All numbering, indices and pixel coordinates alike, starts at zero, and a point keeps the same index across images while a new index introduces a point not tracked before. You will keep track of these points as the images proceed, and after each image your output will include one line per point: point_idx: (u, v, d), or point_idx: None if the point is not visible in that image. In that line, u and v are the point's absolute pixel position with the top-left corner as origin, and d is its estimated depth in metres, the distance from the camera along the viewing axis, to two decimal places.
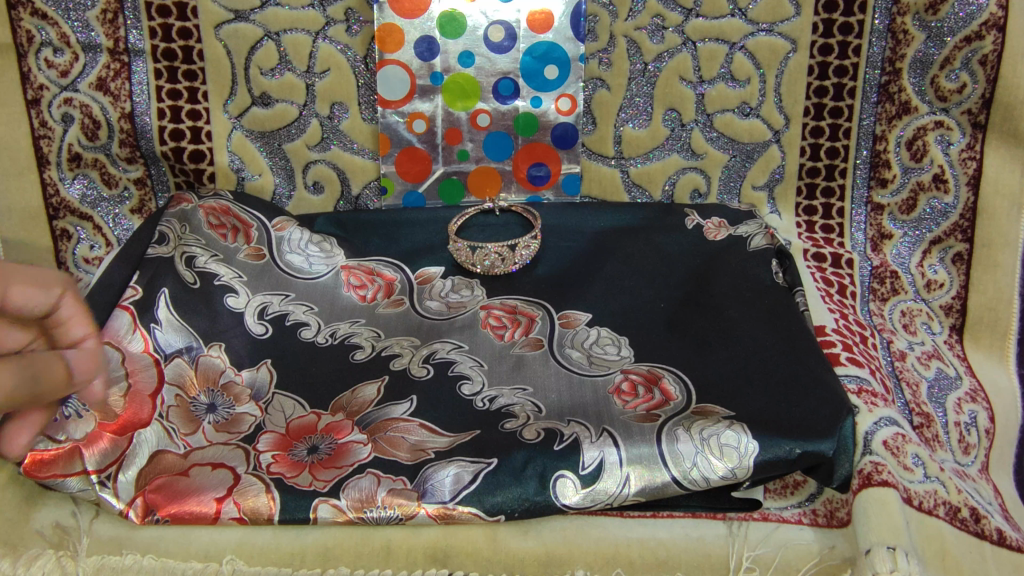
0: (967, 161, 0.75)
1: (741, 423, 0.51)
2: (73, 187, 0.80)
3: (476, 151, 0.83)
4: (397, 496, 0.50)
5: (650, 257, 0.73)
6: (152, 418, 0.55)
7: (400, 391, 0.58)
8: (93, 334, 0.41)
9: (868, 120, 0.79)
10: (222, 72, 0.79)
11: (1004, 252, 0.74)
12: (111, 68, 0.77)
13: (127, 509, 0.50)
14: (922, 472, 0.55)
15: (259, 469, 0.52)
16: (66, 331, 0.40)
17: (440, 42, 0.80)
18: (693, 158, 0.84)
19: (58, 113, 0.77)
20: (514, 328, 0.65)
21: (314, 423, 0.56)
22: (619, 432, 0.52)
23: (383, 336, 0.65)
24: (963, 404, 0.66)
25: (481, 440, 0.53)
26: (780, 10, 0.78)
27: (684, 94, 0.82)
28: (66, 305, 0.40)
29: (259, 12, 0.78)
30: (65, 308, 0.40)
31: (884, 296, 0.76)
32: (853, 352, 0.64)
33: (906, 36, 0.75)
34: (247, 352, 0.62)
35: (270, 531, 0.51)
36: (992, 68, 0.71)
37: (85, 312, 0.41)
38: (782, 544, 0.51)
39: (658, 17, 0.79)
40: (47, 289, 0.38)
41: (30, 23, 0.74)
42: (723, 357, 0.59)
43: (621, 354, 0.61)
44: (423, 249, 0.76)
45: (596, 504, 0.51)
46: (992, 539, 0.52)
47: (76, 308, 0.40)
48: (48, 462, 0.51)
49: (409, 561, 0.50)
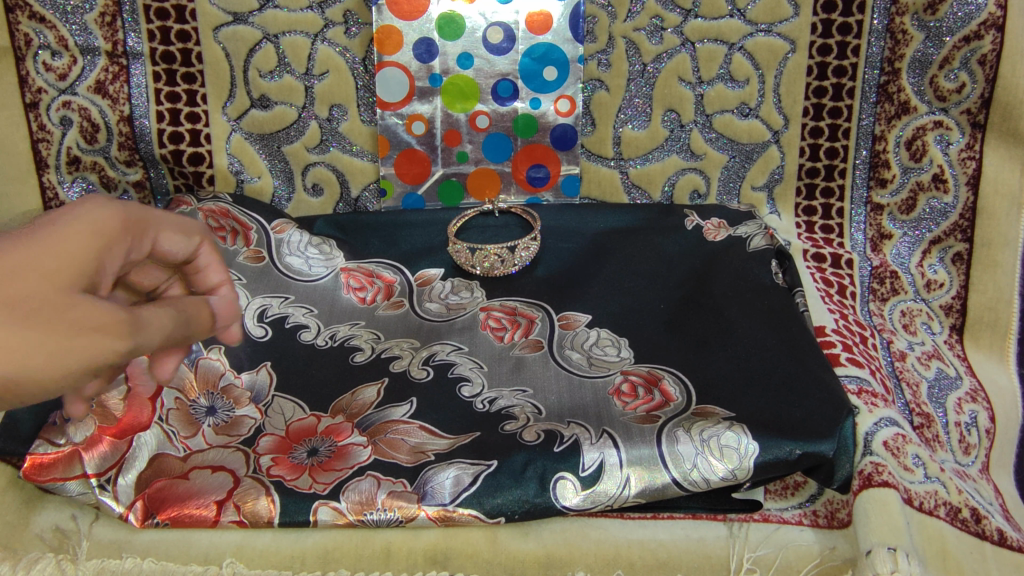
0: (967, 161, 0.74)
1: (741, 424, 0.51)
2: (72, 190, 0.80)
3: (475, 153, 0.83)
4: (397, 499, 0.50)
5: (649, 258, 0.73)
6: (152, 421, 0.54)
7: (399, 393, 0.58)
8: (229, 281, 0.42)
9: (867, 120, 0.79)
10: (221, 75, 0.79)
11: (1004, 251, 0.74)
12: (109, 71, 0.77)
13: (126, 512, 0.50)
14: (922, 472, 0.55)
15: (258, 472, 0.52)
16: (204, 277, 0.41)
17: (438, 43, 0.80)
18: (692, 159, 0.84)
19: (57, 117, 0.77)
20: (513, 329, 0.65)
21: (314, 426, 0.55)
22: (619, 433, 0.52)
23: (382, 339, 0.65)
24: (963, 404, 0.66)
25: (481, 441, 0.53)
26: (778, 11, 0.78)
27: (683, 94, 0.82)
28: (204, 255, 0.40)
29: (258, 14, 0.78)
30: (204, 257, 0.40)
31: (883, 296, 0.76)
32: (853, 353, 0.64)
33: (905, 36, 0.75)
34: (246, 354, 0.62)
35: (270, 533, 0.51)
36: (992, 67, 0.71)
37: (221, 261, 0.41)
38: (782, 545, 0.51)
39: (656, 18, 0.79)
40: (190, 238, 0.39)
41: (28, 26, 0.74)
42: (723, 358, 0.58)
43: (620, 355, 0.61)
44: (423, 251, 0.76)
45: (597, 505, 0.51)
46: (992, 539, 0.52)
47: (213, 256, 0.40)
48: (48, 465, 0.52)
49: (409, 564, 0.50)
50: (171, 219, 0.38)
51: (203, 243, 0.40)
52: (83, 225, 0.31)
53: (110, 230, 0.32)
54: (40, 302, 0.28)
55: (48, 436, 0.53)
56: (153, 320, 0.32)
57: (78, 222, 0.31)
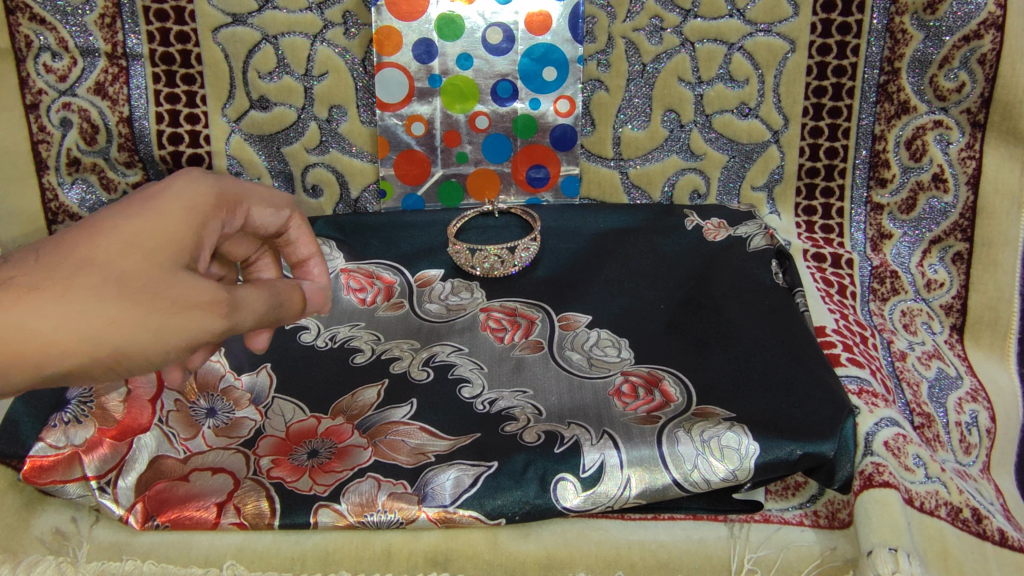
0: (967, 160, 0.74)
1: (742, 425, 0.51)
2: (72, 192, 0.79)
3: (475, 154, 0.83)
4: (398, 500, 0.50)
5: (650, 258, 0.73)
6: (152, 423, 0.55)
7: (399, 395, 0.58)
8: (314, 255, 0.53)
9: (867, 120, 0.79)
10: (220, 76, 0.79)
11: (1004, 251, 0.74)
12: (109, 72, 0.77)
13: (127, 514, 0.50)
14: (923, 472, 0.55)
15: (259, 474, 0.52)
16: (295, 250, 0.52)
17: (437, 44, 0.79)
18: (692, 159, 0.84)
19: (57, 118, 0.77)
20: (513, 330, 0.65)
21: (314, 427, 0.55)
22: (619, 434, 0.52)
23: (383, 340, 0.65)
24: (964, 404, 0.66)
25: (481, 442, 0.53)
26: (777, 11, 0.78)
27: (682, 94, 0.82)
28: (294, 228, 0.51)
29: (257, 15, 0.78)
30: (294, 231, 0.51)
31: (884, 295, 0.76)
32: (853, 353, 0.64)
33: (904, 35, 0.75)
34: (246, 356, 0.62)
35: (270, 536, 0.51)
36: (991, 67, 0.71)
37: (309, 235, 0.52)
38: (783, 545, 0.52)
39: (656, 18, 0.79)
40: (279, 213, 0.49)
41: (28, 28, 0.74)
42: (723, 359, 0.58)
43: (620, 356, 0.61)
44: (423, 252, 0.76)
45: (597, 507, 0.50)
46: (993, 539, 0.52)
47: (302, 230, 0.51)
48: (48, 467, 0.52)
49: (410, 565, 0.50)
50: (265, 197, 0.48)
51: (293, 219, 0.51)
52: (185, 203, 0.39)
53: (207, 206, 0.40)
54: (145, 279, 0.35)
55: (48, 438, 0.53)
56: (247, 300, 0.40)
57: (180, 199, 0.39)
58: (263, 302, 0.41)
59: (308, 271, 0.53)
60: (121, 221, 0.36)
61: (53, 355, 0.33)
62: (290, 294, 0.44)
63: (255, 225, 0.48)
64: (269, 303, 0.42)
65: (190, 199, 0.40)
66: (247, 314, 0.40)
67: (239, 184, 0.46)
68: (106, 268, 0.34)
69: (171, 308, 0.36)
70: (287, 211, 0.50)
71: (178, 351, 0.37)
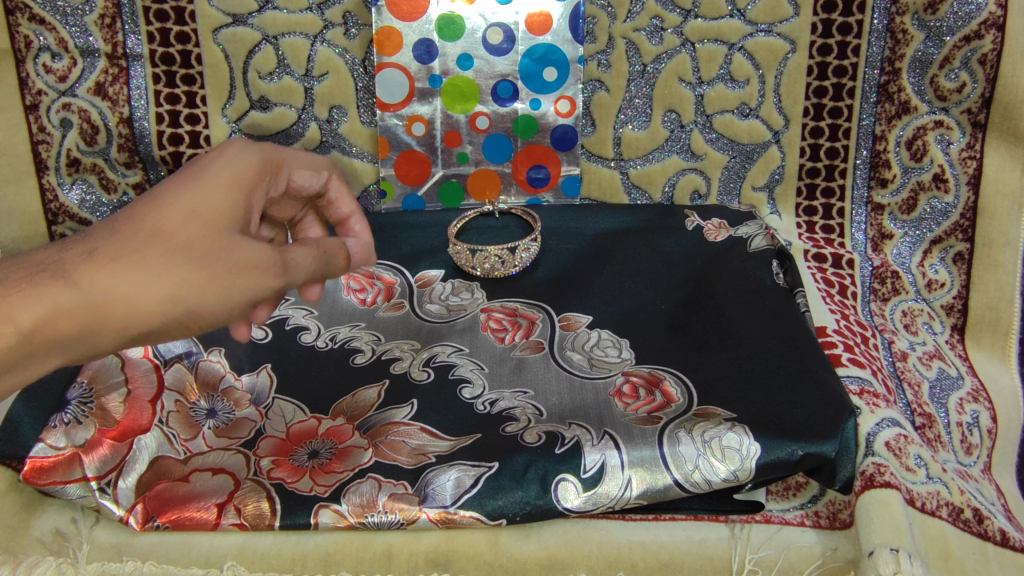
0: (968, 160, 0.74)
1: (743, 425, 0.51)
2: (72, 192, 0.79)
3: (476, 154, 0.83)
4: (398, 501, 0.50)
5: (650, 258, 0.73)
6: (152, 424, 0.55)
7: (400, 396, 0.58)
8: (354, 211, 0.56)
9: (867, 120, 0.79)
10: (221, 77, 0.79)
11: (1005, 251, 0.74)
12: (109, 73, 0.77)
13: (127, 515, 0.50)
14: (925, 473, 0.55)
15: (259, 474, 0.52)
16: (336, 208, 0.55)
17: (438, 45, 0.79)
18: (693, 159, 0.84)
19: (57, 118, 0.77)
20: (514, 331, 0.65)
21: (314, 428, 0.55)
22: (620, 435, 0.52)
23: (383, 340, 0.64)
24: (965, 404, 0.66)
25: (482, 443, 0.53)
26: (778, 11, 0.78)
27: (683, 95, 0.82)
28: (334, 186, 0.54)
29: (257, 15, 0.78)
30: (334, 189, 0.55)
31: (885, 296, 0.76)
32: (854, 353, 0.64)
33: (905, 35, 0.75)
34: (246, 357, 0.62)
35: (271, 536, 0.51)
36: (992, 67, 0.71)
37: (348, 193, 0.55)
38: (784, 546, 0.51)
39: (656, 18, 0.79)
40: (318, 173, 0.53)
41: (28, 28, 0.74)
42: (725, 359, 0.58)
43: (621, 356, 0.61)
44: (423, 253, 0.76)
45: (598, 507, 0.50)
46: (995, 540, 0.52)
47: (341, 188, 0.55)
48: (48, 468, 0.52)
49: (410, 566, 0.50)
50: (305, 161, 0.52)
51: (331, 181, 0.54)
52: (231, 172, 0.41)
53: (252, 173, 0.42)
54: (207, 245, 0.37)
55: (48, 439, 0.53)
56: (297, 261, 0.42)
57: (228, 169, 0.41)
58: (312, 260, 0.44)
59: (350, 229, 0.57)
60: (178, 192, 0.38)
61: (133, 317, 0.36)
62: (336, 250, 0.47)
63: (297, 188, 0.52)
64: (317, 260, 0.44)
65: (236, 168, 0.42)
66: (299, 272, 0.42)
67: (279, 152, 0.49)
68: (172, 237, 0.37)
69: (233, 272, 0.38)
70: (326, 173, 0.53)
71: (240, 310, 0.40)
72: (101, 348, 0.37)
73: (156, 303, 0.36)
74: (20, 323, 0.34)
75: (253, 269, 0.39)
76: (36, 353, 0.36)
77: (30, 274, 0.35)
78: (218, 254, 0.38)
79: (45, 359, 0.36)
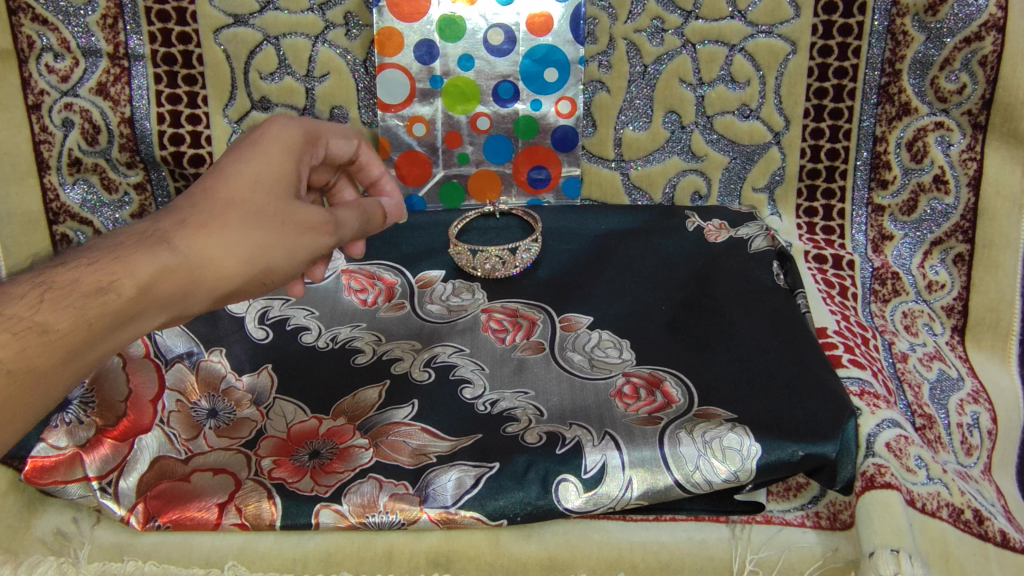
0: (968, 162, 0.74)
1: (743, 426, 0.51)
2: (73, 192, 0.79)
3: (477, 154, 0.83)
4: (399, 501, 0.50)
5: (652, 259, 0.73)
6: (154, 424, 0.55)
7: (400, 396, 0.58)
8: (383, 173, 0.64)
9: (868, 121, 0.79)
10: (222, 77, 0.79)
11: (1005, 252, 0.74)
12: (111, 73, 0.77)
13: (128, 515, 0.50)
14: (925, 474, 0.55)
15: (260, 475, 0.52)
16: (367, 173, 0.64)
17: (439, 46, 0.79)
18: (693, 160, 0.84)
19: (59, 118, 0.77)
20: (515, 331, 0.65)
21: (315, 429, 0.55)
22: (621, 435, 0.52)
23: (384, 340, 0.64)
24: (965, 405, 0.66)
25: (484, 443, 0.53)
26: (779, 12, 0.78)
27: (683, 96, 0.82)
28: (364, 153, 0.62)
29: (258, 16, 0.78)
30: (364, 155, 0.62)
31: (885, 297, 0.76)
32: (854, 354, 0.64)
33: (905, 37, 0.75)
34: (247, 357, 0.62)
35: (272, 536, 0.51)
36: (992, 69, 0.71)
37: (376, 156, 0.63)
38: (785, 547, 0.51)
39: (657, 19, 0.79)
40: (350, 142, 0.60)
41: (30, 29, 0.74)
42: (725, 359, 0.58)
43: (622, 357, 0.61)
44: (423, 253, 0.76)
45: (599, 508, 0.50)
46: (995, 540, 0.52)
47: (371, 154, 0.62)
48: (50, 467, 0.52)
49: (411, 566, 0.50)
50: (337, 130, 0.59)
51: (361, 147, 0.62)
52: (281, 143, 0.49)
53: (297, 147, 0.50)
54: (272, 211, 0.45)
55: (50, 438, 0.53)
56: (344, 219, 0.51)
57: (278, 143, 0.49)
58: (356, 219, 0.52)
59: (382, 189, 0.64)
60: (241, 168, 0.46)
61: (217, 279, 0.42)
62: (374, 210, 0.55)
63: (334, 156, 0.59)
64: (359, 219, 0.53)
65: (286, 142, 0.50)
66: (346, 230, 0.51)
67: (316, 124, 0.56)
68: (244, 204, 0.44)
69: (294, 231, 0.46)
70: (357, 141, 0.61)
71: (302, 267, 0.48)
72: (192, 308, 0.43)
73: (238, 262, 0.43)
74: (137, 277, 0.39)
75: (309, 228, 0.47)
76: (149, 308, 0.40)
77: (139, 240, 0.41)
78: (281, 217, 0.45)
79: (153, 315, 0.41)
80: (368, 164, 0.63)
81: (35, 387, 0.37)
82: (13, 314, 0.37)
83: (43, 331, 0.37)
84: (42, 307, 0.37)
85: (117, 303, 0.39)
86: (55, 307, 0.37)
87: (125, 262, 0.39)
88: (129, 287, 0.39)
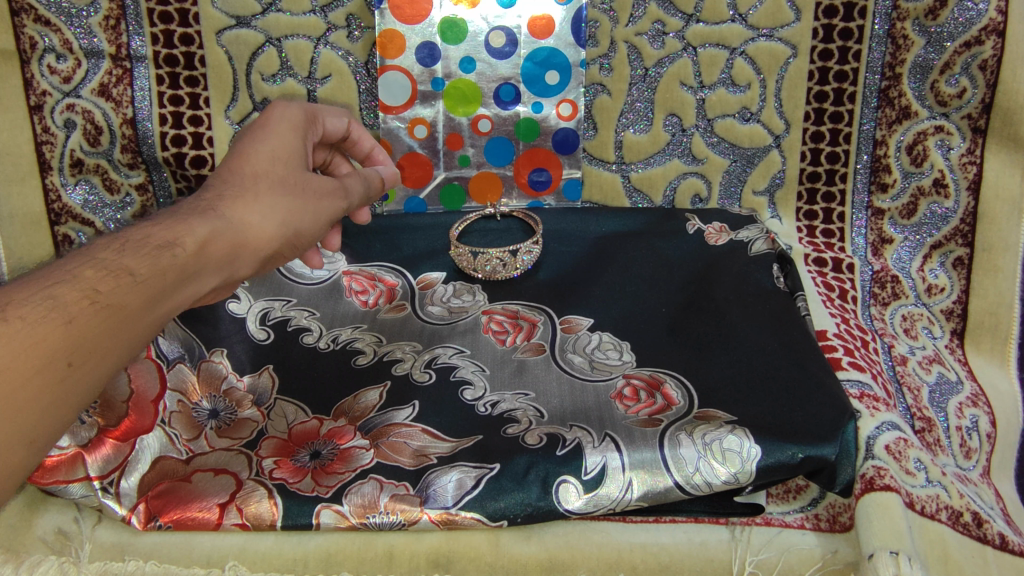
0: (968, 165, 0.75)
1: (743, 428, 0.52)
2: (75, 193, 0.80)
3: (477, 157, 0.83)
4: (400, 502, 0.50)
5: (651, 262, 0.73)
6: (156, 424, 0.55)
7: (401, 397, 0.58)
8: (376, 146, 0.67)
9: (868, 124, 0.79)
10: (224, 78, 0.79)
11: (1004, 255, 0.74)
12: (113, 74, 0.77)
13: (130, 514, 0.50)
14: (924, 477, 0.55)
15: (261, 475, 0.52)
16: (360, 148, 0.66)
17: (441, 48, 0.80)
18: (694, 163, 0.84)
19: (61, 119, 0.77)
20: (515, 332, 0.65)
21: (316, 429, 0.55)
22: (621, 436, 0.53)
23: (385, 341, 0.65)
24: (964, 408, 0.66)
25: (484, 444, 0.53)
26: (780, 16, 0.78)
27: (684, 99, 0.82)
28: (354, 130, 0.64)
29: (260, 18, 0.78)
30: (356, 132, 0.64)
31: (885, 300, 0.76)
32: (854, 356, 0.64)
33: (906, 41, 0.75)
34: (248, 357, 0.62)
35: (273, 537, 0.51)
36: (992, 73, 0.72)
37: (368, 132, 0.65)
38: (784, 549, 0.52)
39: (658, 22, 0.80)
40: (342, 120, 0.62)
41: (32, 29, 0.74)
42: (725, 363, 0.58)
43: (622, 359, 0.61)
44: (425, 254, 0.76)
45: (599, 509, 0.51)
46: (993, 544, 0.52)
47: (362, 129, 0.64)
48: (52, 467, 0.52)
49: (411, 567, 0.50)
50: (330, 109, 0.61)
51: (353, 125, 0.64)
52: (287, 123, 0.53)
53: (302, 125, 0.54)
54: (294, 177, 0.49)
55: None
56: (350, 186, 0.56)
57: (285, 122, 0.53)
58: (360, 185, 0.57)
59: (376, 160, 0.67)
60: (260, 146, 0.49)
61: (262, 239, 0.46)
62: (374, 177, 0.60)
63: (329, 134, 0.61)
64: (363, 185, 0.58)
65: (291, 120, 0.54)
66: (354, 197, 0.56)
67: (311, 106, 0.58)
68: (269, 176, 0.48)
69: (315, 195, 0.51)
70: (348, 118, 0.62)
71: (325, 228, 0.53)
72: (241, 272, 0.46)
73: (275, 227, 0.47)
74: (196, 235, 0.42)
75: (326, 193, 0.52)
76: (205, 268, 0.43)
77: (190, 209, 0.44)
78: (302, 185, 0.50)
79: (210, 277, 0.43)
80: (360, 140, 0.65)
81: (127, 325, 0.37)
82: (103, 260, 0.38)
83: (128, 274, 0.38)
84: (126, 254, 0.39)
85: (181, 258, 0.41)
86: (136, 255, 0.39)
87: (185, 224, 0.42)
88: (189, 244, 0.41)
